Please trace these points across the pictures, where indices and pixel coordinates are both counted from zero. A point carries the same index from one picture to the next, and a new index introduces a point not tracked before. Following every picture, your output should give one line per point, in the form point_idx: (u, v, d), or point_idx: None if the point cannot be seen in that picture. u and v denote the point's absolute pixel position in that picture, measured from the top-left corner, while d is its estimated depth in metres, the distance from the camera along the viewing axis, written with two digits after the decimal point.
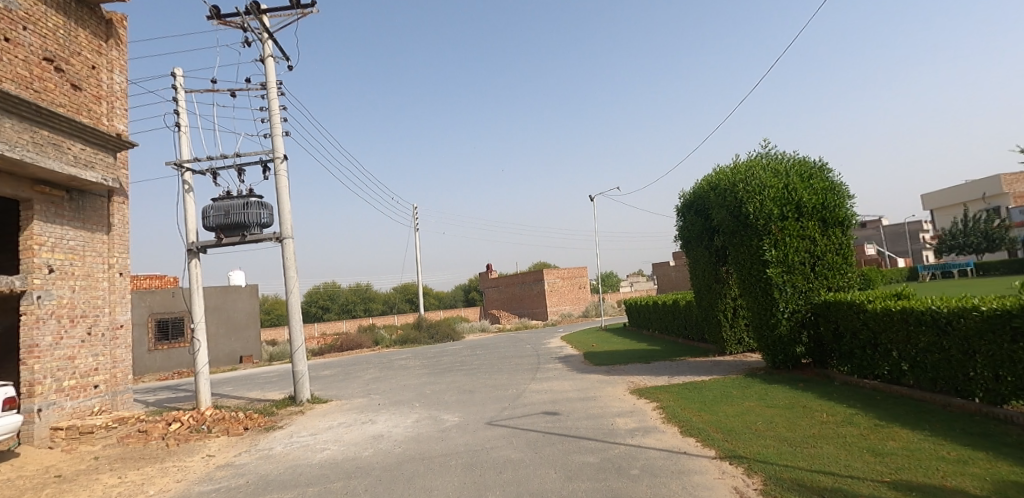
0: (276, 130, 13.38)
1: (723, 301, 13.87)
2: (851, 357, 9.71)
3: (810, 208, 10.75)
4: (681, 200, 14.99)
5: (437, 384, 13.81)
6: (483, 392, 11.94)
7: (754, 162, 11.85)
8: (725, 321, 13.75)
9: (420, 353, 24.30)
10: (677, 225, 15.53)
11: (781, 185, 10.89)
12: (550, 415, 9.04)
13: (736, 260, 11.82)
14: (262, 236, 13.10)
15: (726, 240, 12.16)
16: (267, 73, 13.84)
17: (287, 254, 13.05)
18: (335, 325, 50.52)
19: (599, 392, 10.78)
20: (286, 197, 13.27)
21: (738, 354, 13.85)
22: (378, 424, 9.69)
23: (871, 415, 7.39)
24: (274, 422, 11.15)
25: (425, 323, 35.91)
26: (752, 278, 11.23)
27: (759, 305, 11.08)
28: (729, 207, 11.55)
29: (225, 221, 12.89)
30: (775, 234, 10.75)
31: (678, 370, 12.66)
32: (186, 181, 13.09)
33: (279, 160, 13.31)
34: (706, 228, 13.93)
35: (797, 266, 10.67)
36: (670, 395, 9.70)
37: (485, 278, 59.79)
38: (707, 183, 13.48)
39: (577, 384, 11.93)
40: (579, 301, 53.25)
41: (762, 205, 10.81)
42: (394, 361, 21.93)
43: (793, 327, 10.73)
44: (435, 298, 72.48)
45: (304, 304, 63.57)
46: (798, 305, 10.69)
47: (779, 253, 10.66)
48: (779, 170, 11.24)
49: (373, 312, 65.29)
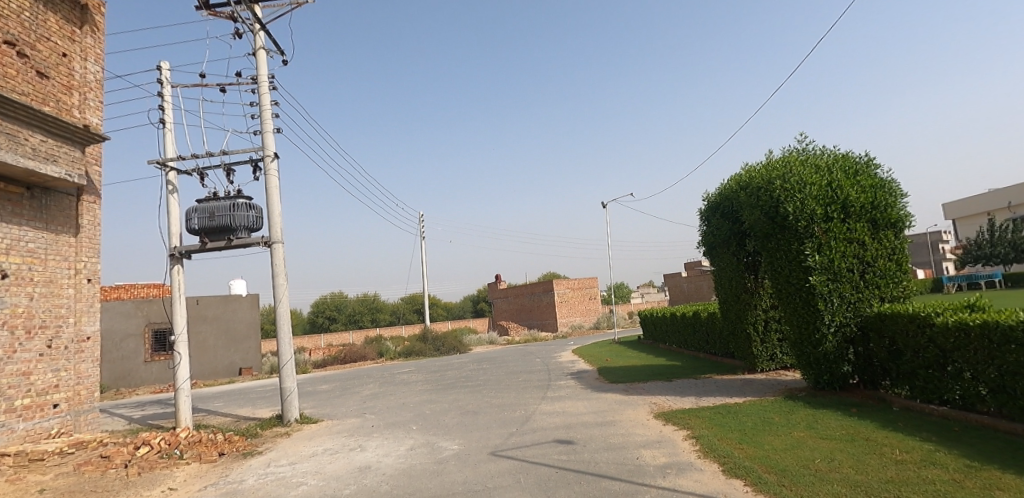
0: (267, 126, 12.34)
1: (753, 312, 12.63)
2: (911, 379, 8.45)
3: (859, 208, 9.48)
4: (705, 202, 13.78)
5: (438, 403, 12.62)
6: (488, 413, 10.72)
7: (791, 157, 10.62)
8: (756, 335, 12.50)
9: (425, 367, 23.11)
10: (700, 230, 14.31)
11: (825, 183, 9.66)
12: (565, 445, 7.81)
13: (771, 267, 10.58)
14: (249, 240, 12.03)
15: (759, 245, 10.93)
16: (259, 65, 12.84)
17: (277, 260, 11.97)
18: (341, 336, 49.50)
19: (618, 415, 9.53)
20: (277, 198, 12.21)
21: (770, 372, 12.60)
22: (368, 453, 8.50)
23: (954, 453, 6.15)
24: (255, 446, 10.02)
25: (431, 334, 34.81)
26: (791, 287, 9.98)
27: (801, 318, 9.82)
28: (764, 207, 10.31)
29: (211, 223, 11.85)
30: (819, 238, 9.52)
31: (706, 389, 11.39)
32: (170, 180, 12.06)
33: (269, 158, 12.26)
34: (734, 232, 12.71)
35: (844, 274, 9.42)
36: (702, 421, 8.46)
37: (495, 289, 58.64)
38: (737, 183, 12.25)
39: (593, 405, 10.68)
40: (590, 312, 51.88)
41: (803, 204, 9.58)
42: (396, 375, 20.71)
43: (840, 343, 9.46)
44: (443, 309, 71.29)
45: (311, 315, 62.72)
46: (846, 319, 9.43)
47: (825, 259, 9.42)
48: (820, 167, 10.01)
49: (380, 323, 64.20)
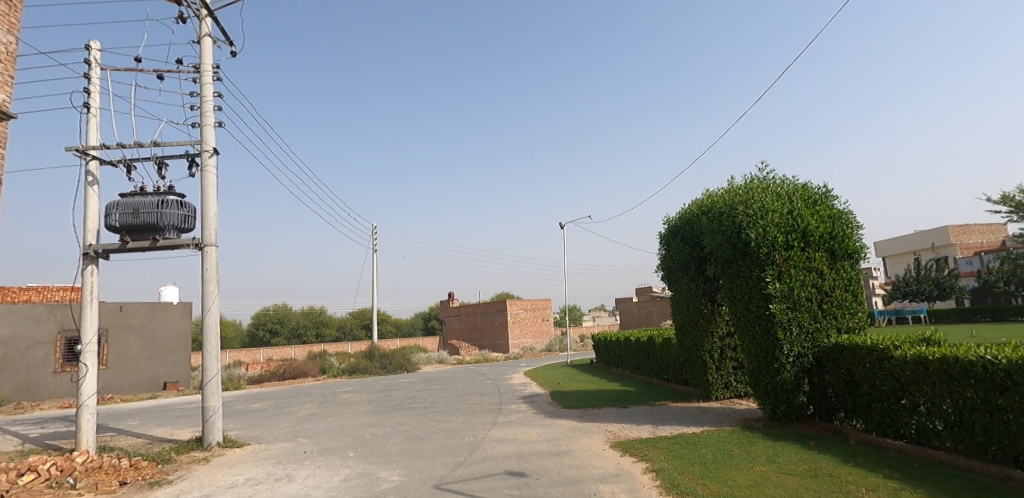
0: (208, 118, 11.44)
1: (709, 340, 12.39)
2: (867, 412, 8.24)
3: (818, 237, 9.35)
4: (665, 226, 13.57)
5: (380, 427, 11.78)
6: (433, 440, 9.99)
7: (752, 184, 10.48)
8: (711, 363, 12.24)
9: (369, 386, 22.05)
10: (659, 254, 14.09)
11: (786, 211, 9.51)
12: (516, 477, 7.20)
13: (731, 294, 10.34)
14: (177, 242, 11.02)
15: (719, 271, 10.70)
16: (203, 54, 11.97)
17: (207, 265, 10.99)
18: (283, 350, 47.50)
19: (572, 444, 8.99)
20: (212, 198, 11.26)
21: (724, 400, 12.33)
22: (296, 485, 7.67)
23: (920, 491, 5.87)
24: (166, 474, 9.00)
25: (378, 352, 33.58)
26: (751, 315, 9.74)
27: (759, 347, 9.56)
28: (726, 232, 10.10)
29: (134, 221, 10.81)
30: (780, 265, 9.32)
31: (661, 417, 11.01)
32: (89, 171, 10.97)
33: (206, 154, 11.33)
34: (693, 257, 12.50)
35: (803, 303, 9.22)
36: (660, 452, 8.01)
37: (446, 307, 57.65)
38: (698, 207, 12.07)
39: (546, 432, 10.11)
40: (541, 334, 51.45)
41: (765, 230, 9.38)
42: (337, 394, 19.61)
43: (797, 373, 9.22)
44: (392, 325, 69.61)
45: (251, 327, 60.16)
46: (804, 348, 9.21)
47: (785, 287, 9.21)
48: (781, 194, 9.88)
49: (325, 338, 62.00)
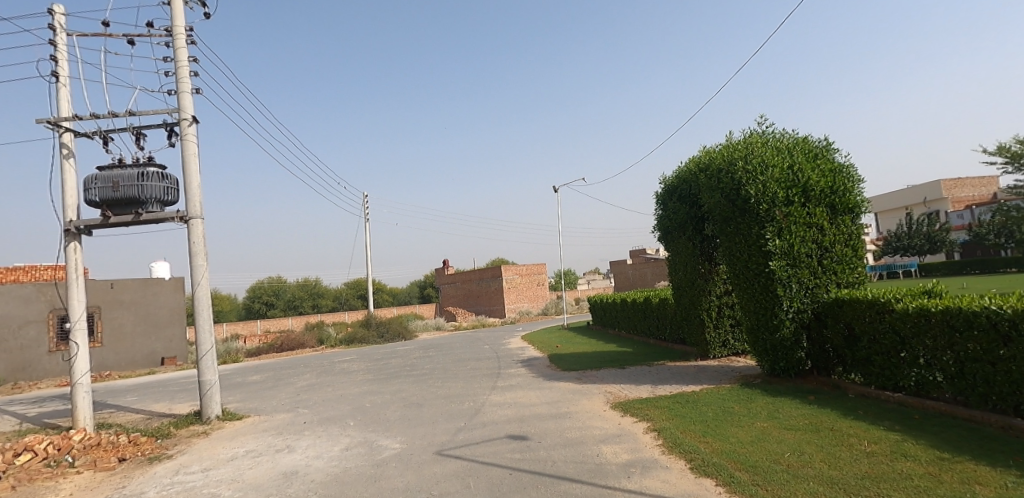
0: (184, 86, 11.04)
1: (707, 298, 12.34)
2: (866, 366, 8.23)
3: (819, 192, 9.19)
4: (662, 185, 13.37)
5: (379, 395, 11.75)
6: (432, 406, 9.96)
7: (751, 139, 10.25)
8: (708, 321, 12.24)
9: (367, 355, 22.09)
10: (656, 214, 13.94)
11: (785, 165, 9.32)
12: (518, 441, 7.17)
13: (730, 252, 10.22)
14: (161, 215, 10.76)
15: (717, 229, 10.58)
16: (175, 17, 11.46)
17: (195, 238, 10.75)
18: (280, 322, 47.58)
19: (573, 406, 8.98)
20: (194, 168, 10.94)
21: (722, 358, 12.37)
22: (296, 456, 7.63)
23: (924, 443, 5.86)
24: (165, 449, 8.96)
25: (374, 321, 33.60)
26: (750, 273, 9.65)
27: (758, 304, 9.50)
28: (725, 190, 9.92)
29: (115, 195, 10.51)
30: (780, 222, 9.18)
31: (659, 377, 11.02)
32: (64, 143, 10.61)
33: (185, 123, 10.97)
34: (691, 216, 12.34)
35: (803, 259, 9.12)
36: (661, 412, 8.00)
37: (441, 275, 57.65)
38: (696, 165, 11.86)
39: (546, 395, 10.09)
40: (537, 298, 51.63)
41: (764, 186, 9.21)
42: (336, 364, 19.63)
43: (796, 329, 9.18)
44: (388, 294, 69.70)
45: (247, 300, 60.12)
46: (804, 305, 9.15)
47: (785, 244, 9.09)
48: (781, 149, 9.67)
49: (321, 309, 62.09)
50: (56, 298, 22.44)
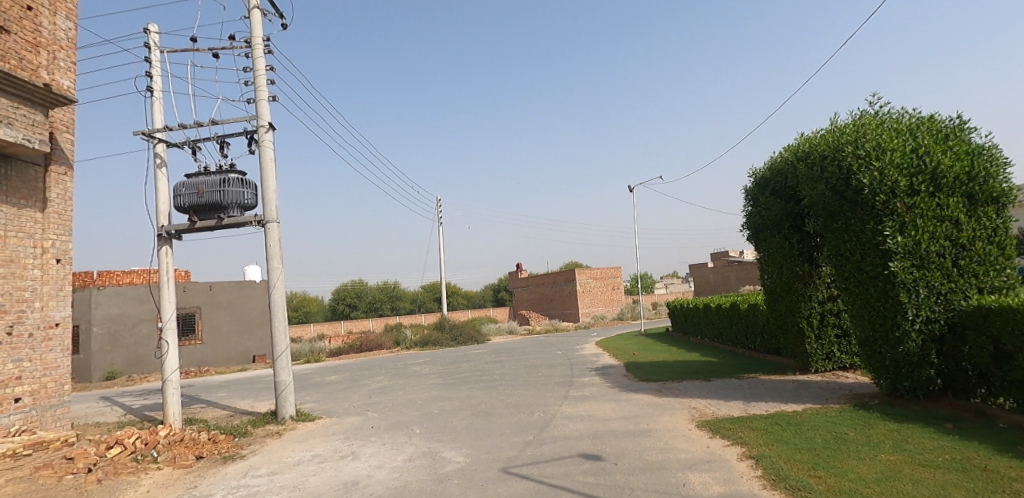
0: (262, 93, 11.15)
1: (808, 305, 11.17)
2: (1018, 389, 7.04)
3: (952, 179, 7.99)
4: (753, 178, 12.34)
5: (449, 401, 11.40)
6: (502, 415, 9.47)
7: (863, 121, 9.14)
8: (810, 331, 11.10)
9: (440, 357, 22.02)
10: (745, 211, 12.89)
11: (908, 149, 8.22)
12: (591, 461, 6.51)
13: (840, 251, 9.20)
14: (241, 220, 10.89)
15: (823, 226, 9.56)
16: (253, 28, 11.66)
17: (271, 241, 10.82)
18: (361, 323, 49.01)
19: (653, 423, 8.19)
20: (271, 174, 11.02)
21: (825, 373, 11.20)
22: (359, 464, 7.30)
23: None
24: (239, 449, 8.93)
25: (449, 324, 33.71)
26: (865, 275, 8.64)
27: (877, 312, 8.46)
28: (833, 180, 8.93)
29: (199, 201, 10.73)
30: (901, 215, 8.11)
31: (752, 392, 9.99)
32: (158, 154, 10.96)
33: (263, 129, 11.07)
34: (787, 211, 11.25)
35: (932, 260, 7.97)
36: (758, 435, 7.09)
37: (516, 278, 57.51)
38: (793, 155, 10.78)
39: (623, 408, 9.33)
40: (612, 302, 50.33)
41: (882, 174, 8.18)
42: (409, 366, 19.60)
43: (924, 343, 8.04)
44: (464, 297, 70.43)
45: (331, 302, 62.56)
46: (934, 314, 7.96)
47: (909, 241, 8.01)
48: (901, 131, 8.54)
49: (400, 311, 63.50)
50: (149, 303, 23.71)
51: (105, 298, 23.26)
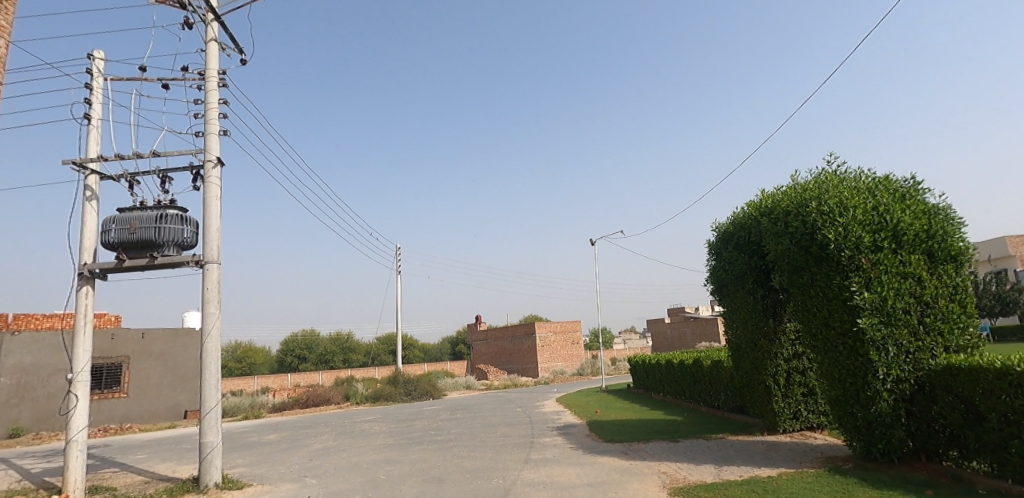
0: (212, 127, 10.38)
1: (773, 362, 10.78)
2: (994, 453, 6.60)
3: (913, 237, 7.77)
4: (716, 232, 12.12)
5: (398, 465, 10.40)
6: (456, 482, 8.57)
7: (823, 177, 8.99)
8: (776, 389, 10.66)
9: (392, 414, 20.73)
10: (709, 265, 12.62)
11: (869, 206, 8.02)
12: None
13: (805, 307, 8.85)
14: (177, 260, 9.88)
15: (787, 281, 9.24)
16: (209, 60, 11.02)
17: (209, 284, 9.83)
18: (310, 375, 46.67)
19: (621, 491, 7.47)
20: (215, 212, 10.11)
21: (793, 433, 10.70)
22: None
23: None
24: None
25: (402, 378, 32.27)
26: (833, 332, 8.26)
27: (847, 371, 8.05)
28: (797, 235, 8.65)
29: (130, 238, 9.75)
30: (867, 271, 7.80)
31: (722, 454, 9.40)
32: (88, 185, 9.98)
33: (210, 164, 10.21)
34: (751, 266, 10.95)
35: (899, 317, 7.63)
36: None
37: (474, 331, 56.31)
38: (756, 209, 10.58)
39: (588, 474, 8.57)
40: (571, 357, 49.62)
41: (845, 230, 7.93)
42: (357, 424, 18.31)
43: (895, 403, 7.61)
44: (420, 350, 68.48)
45: (280, 353, 59.78)
46: (904, 373, 7.57)
47: (875, 297, 7.67)
48: (860, 188, 8.37)
49: (352, 363, 61.07)
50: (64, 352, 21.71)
51: (17, 345, 21.34)
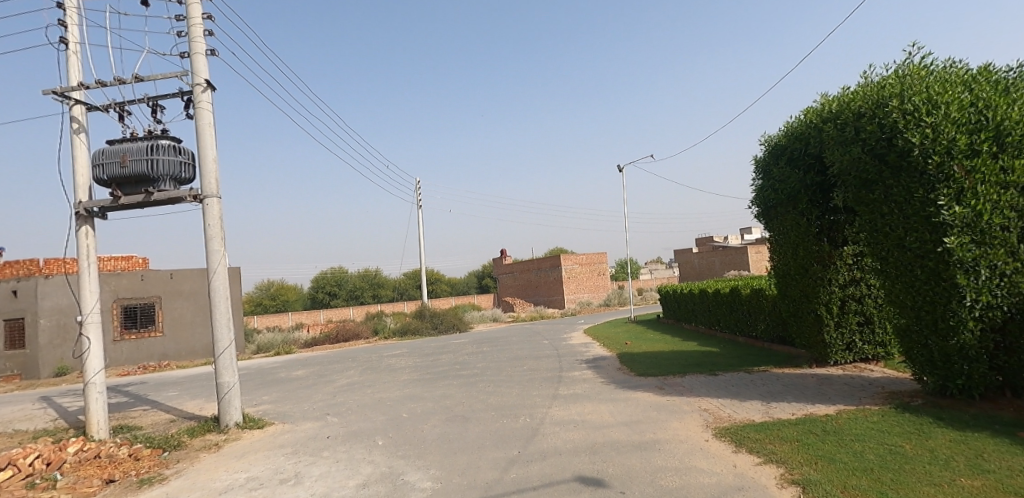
0: (198, 46, 9.39)
1: (827, 289, 9.90)
2: None
3: (1017, 138, 6.64)
4: (765, 147, 10.97)
5: (421, 402, 9.96)
6: (481, 421, 8.05)
7: (904, 71, 7.80)
8: (829, 318, 9.83)
9: (418, 348, 20.59)
10: (754, 185, 11.56)
11: (965, 103, 6.87)
12: (593, 489, 5.12)
13: (876, 226, 7.87)
14: (174, 194, 9.15)
15: (854, 197, 8.24)
16: None
17: (212, 219, 9.18)
18: (342, 311, 47.26)
19: (661, 431, 6.81)
20: (210, 141, 9.30)
21: (845, 365, 9.95)
22: (300, 493, 5.84)
23: None
24: (164, 468, 7.39)
25: (429, 312, 32.24)
26: (911, 255, 7.30)
27: (925, 297, 7.14)
28: (874, 142, 7.58)
29: (123, 172, 9.03)
30: (959, 181, 6.74)
31: (769, 389, 8.67)
32: (74, 117, 9.10)
33: (199, 88, 9.31)
34: (806, 183, 9.90)
35: (996, 235, 6.60)
36: (795, 449, 5.78)
37: (499, 264, 56.08)
38: (816, 117, 9.43)
39: (623, 411, 7.95)
40: (598, 288, 49.22)
41: (936, 131, 6.84)
42: (383, 359, 18.13)
43: (982, 333, 6.73)
44: (447, 284, 68.96)
45: (311, 290, 60.69)
46: (996, 299, 6.61)
47: (967, 211, 6.65)
48: (953, 82, 7.19)
49: (381, 299, 61.84)
50: (69, 293, 21.29)
51: (52, 289, 21.43)
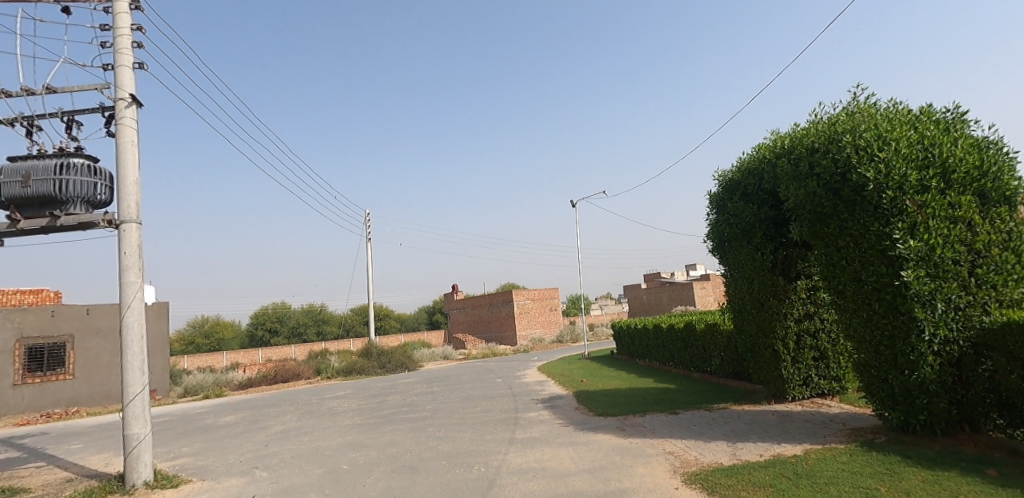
0: (125, 57, 8.62)
1: (783, 324, 9.75)
2: None
3: (963, 174, 6.67)
4: (719, 182, 10.93)
5: (364, 450, 9.12)
6: (431, 472, 7.33)
7: (853, 109, 7.84)
8: (786, 353, 9.65)
9: (362, 389, 19.46)
10: (709, 220, 11.47)
11: (913, 140, 6.88)
12: None
13: (832, 260, 7.76)
14: (84, 218, 8.22)
15: (809, 231, 8.14)
16: None
17: (128, 248, 8.26)
18: (282, 349, 44.99)
19: (627, 479, 6.30)
20: (131, 161, 8.46)
21: (803, 401, 9.74)
22: None
23: None
24: None
25: (376, 350, 30.94)
26: (868, 289, 7.16)
27: (885, 332, 6.97)
28: (827, 176, 7.51)
29: (25, 193, 8.07)
30: (912, 216, 6.68)
31: (733, 428, 8.32)
32: None
33: (123, 103, 8.50)
34: (759, 217, 9.82)
35: (949, 268, 6.53)
36: None
37: (450, 300, 55.08)
38: (768, 152, 9.42)
39: (584, 456, 7.40)
40: (550, 324, 48.85)
41: (887, 166, 6.80)
42: (325, 401, 16.97)
43: (941, 368, 6.58)
44: (396, 320, 67.16)
45: (250, 327, 57.80)
46: (953, 333, 6.49)
47: (922, 245, 6.57)
48: (900, 120, 7.23)
49: (326, 336, 59.51)
50: None
51: None
